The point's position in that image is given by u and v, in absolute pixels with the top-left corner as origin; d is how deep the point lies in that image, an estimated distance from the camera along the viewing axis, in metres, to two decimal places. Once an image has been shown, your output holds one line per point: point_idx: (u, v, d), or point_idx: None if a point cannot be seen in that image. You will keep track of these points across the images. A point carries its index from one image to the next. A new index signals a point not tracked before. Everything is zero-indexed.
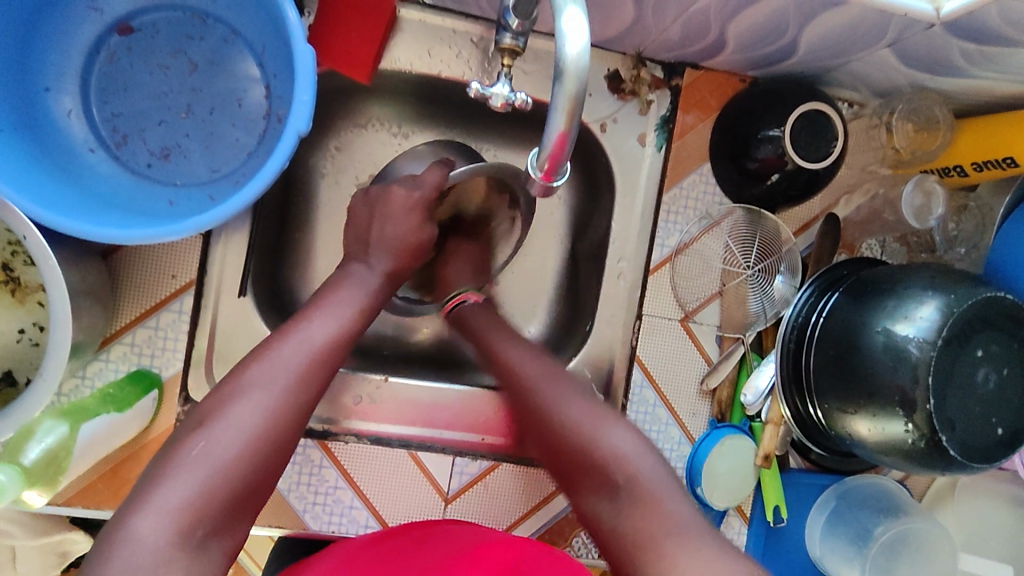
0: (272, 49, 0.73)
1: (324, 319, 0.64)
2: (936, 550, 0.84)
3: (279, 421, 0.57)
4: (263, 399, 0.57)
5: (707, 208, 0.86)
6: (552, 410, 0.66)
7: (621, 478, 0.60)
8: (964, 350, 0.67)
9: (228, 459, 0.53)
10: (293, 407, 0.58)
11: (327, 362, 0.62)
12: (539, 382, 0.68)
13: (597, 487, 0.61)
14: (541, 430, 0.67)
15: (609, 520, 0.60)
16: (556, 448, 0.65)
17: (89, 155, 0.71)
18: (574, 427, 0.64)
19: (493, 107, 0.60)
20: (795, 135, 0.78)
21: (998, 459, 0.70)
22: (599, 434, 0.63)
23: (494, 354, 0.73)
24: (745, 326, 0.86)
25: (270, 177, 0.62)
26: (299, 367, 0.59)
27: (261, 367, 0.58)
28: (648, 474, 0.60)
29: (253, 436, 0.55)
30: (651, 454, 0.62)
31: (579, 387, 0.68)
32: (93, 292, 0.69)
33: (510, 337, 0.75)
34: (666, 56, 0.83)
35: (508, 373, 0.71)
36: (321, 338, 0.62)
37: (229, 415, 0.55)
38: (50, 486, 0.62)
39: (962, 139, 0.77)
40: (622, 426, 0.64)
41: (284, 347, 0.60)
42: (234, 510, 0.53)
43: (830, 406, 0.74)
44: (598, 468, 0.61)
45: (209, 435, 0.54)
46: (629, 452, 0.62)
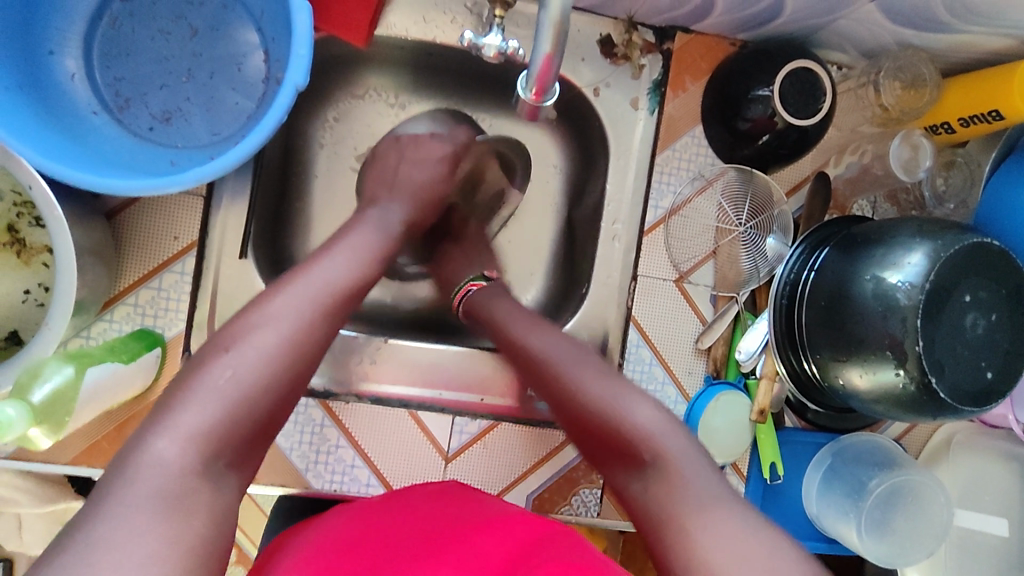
0: (271, 13, 0.75)
1: (338, 257, 0.63)
2: (932, 502, 0.84)
3: (299, 354, 0.56)
4: (283, 326, 0.56)
5: (699, 169, 0.87)
6: (572, 391, 0.67)
7: (647, 453, 0.62)
8: (951, 295, 0.68)
9: (247, 393, 0.53)
10: (311, 338, 0.57)
11: (347, 296, 0.62)
12: (556, 362, 0.69)
13: (625, 462, 0.63)
14: (565, 409, 0.67)
15: (640, 497, 0.61)
16: (579, 426, 0.67)
17: (93, 118, 0.73)
18: (596, 404, 0.65)
19: (486, 58, 0.62)
20: (784, 92, 0.79)
21: (990, 404, 0.71)
22: (621, 409, 0.64)
23: (510, 343, 0.73)
24: (738, 286, 0.87)
25: (269, 130, 0.64)
26: (318, 305, 0.59)
27: (276, 302, 0.57)
28: (674, 449, 0.61)
29: (274, 361, 0.54)
30: (676, 430, 0.64)
31: (599, 366, 0.68)
32: (96, 251, 0.71)
33: (529, 318, 0.75)
34: (657, 20, 0.84)
35: (528, 357, 0.72)
36: (339, 275, 0.62)
37: (251, 340, 0.55)
38: (56, 429, 0.61)
39: (949, 96, 0.79)
40: (646, 401, 0.65)
41: (302, 278, 0.60)
42: (252, 441, 0.53)
43: (823, 357, 0.76)
44: (625, 444, 0.63)
45: (234, 364, 0.53)
46: (654, 427, 0.63)
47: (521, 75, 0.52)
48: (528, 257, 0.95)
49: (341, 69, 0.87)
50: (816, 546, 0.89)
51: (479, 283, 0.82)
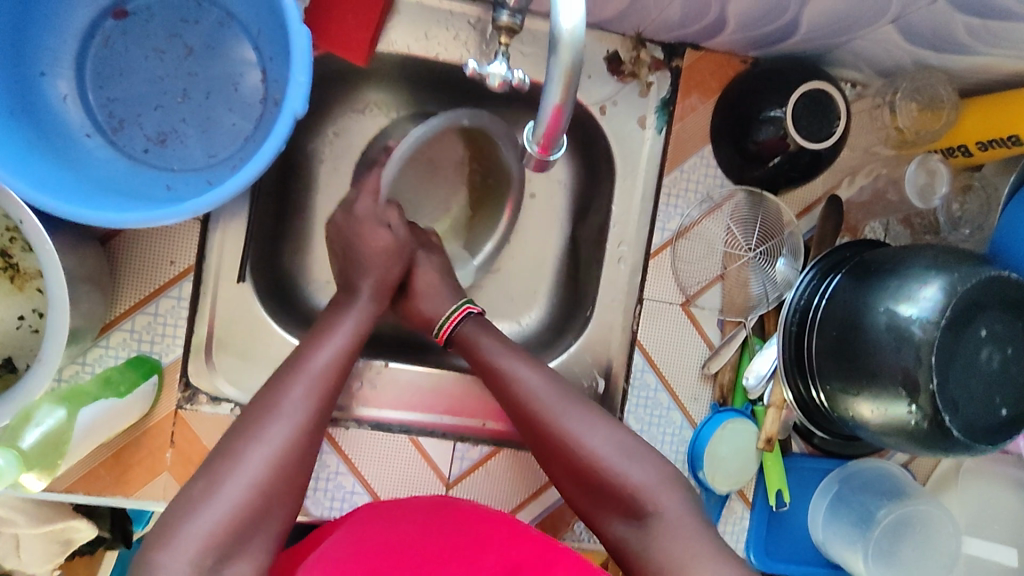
0: (268, 32, 0.72)
1: (327, 346, 0.69)
2: (940, 531, 0.83)
3: (290, 456, 0.61)
4: (275, 441, 0.60)
5: (708, 191, 0.85)
6: (568, 441, 0.67)
7: (647, 507, 0.64)
8: (967, 329, 0.66)
9: (239, 497, 0.57)
10: (297, 439, 0.62)
11: (331, 385, 0.66)
12: (550, 410, 0.69)
13: (620, 512, 0.66)
14: (557, 457, 0.69)
15: (633, 547, 0.64)
16: (573, 474, 0.68)
17: (86, 140, 0.71)
18: (594, 455, 0.66)
19: (490, 87, 0.59)
20: (796, 114, 0.77)
21: (1003, 440, 0.69)
22: (621, 466, 0.66)
23: (499, 382, 0.72)
24: (747, 311, 0.85)
25: (266, 159, 0.62)
26: (308, 398, 0.64)
27: (273, 400, 0.63)
28: (670, 504, 0.64)
29: (264, 473, 0.59)
30: (671, 484, 0.65)
31: (595, 415, 0.69)
32: (91, 278, 0.69)
33: (519, 352, 0.74)
34: (666, 37, 0.82)
35: (517, 400, 0.71)
36: (322, 368, 0.67)
37: (245, 455, 0.59)
38: (51, 469, 0.62)
39: (966, 119, 0.76)
40: (644, 458, 0.66)
41: (289, 386, 0.64)
42: (245, 530, 0.56)
43: (833, 388, 0.74)
44: (624, 499, 0.65)
45: (216, 481, 0.57)
46: (653, 484, 0.65)
47: (529, 129, 0.51)
48: (530, 276, 0.92)
49: (340, 85, 0.85)
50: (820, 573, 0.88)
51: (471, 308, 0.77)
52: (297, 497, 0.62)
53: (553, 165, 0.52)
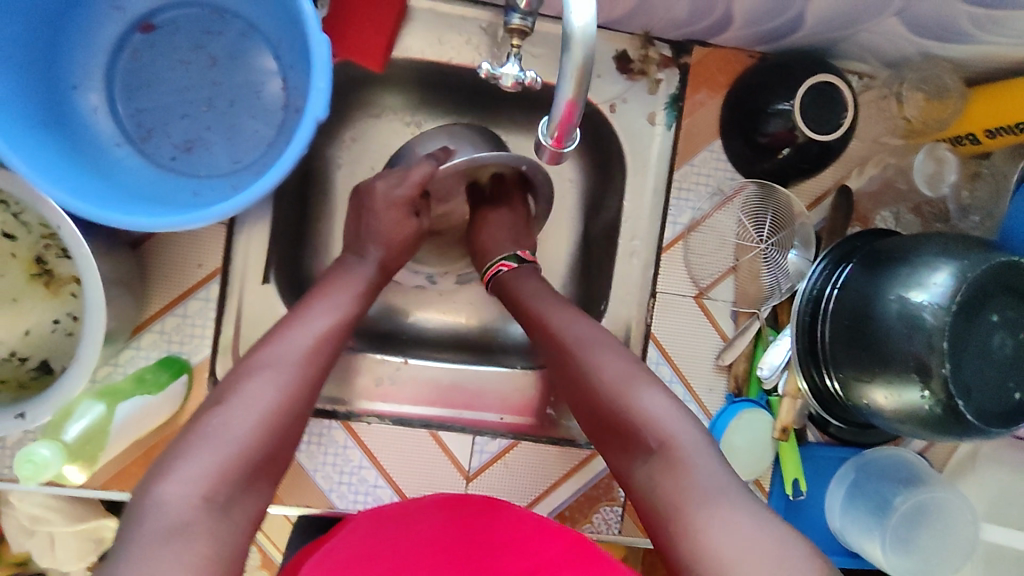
0: (288, 41, 0.75)
1: (323, 307, 0.68)
2: (959, 517, 0.83)
3: (291, 400, 0.61)
4: (275, 377, 0.61)
5: (718, 185, 0.87)
6: (587, 374, 0.66)
7: (655, 439, 0.61)
8: (979, 315, 0.67)
9: (244, 432, 0.57)
10: (297, 396, 0.61)
11: (327, 346, 0.66)
12: (574, 347, 0.68)
13: (636, 448, 0.62)
14: (579, 392, 0.67)
15: (647, 484, 0.60)
16: (596, 413, 0.66)
17: (116, 150, 0.74)
18: (607, 387, 0.64)
19: (504, 87, 0.61)
20: (804, 106, 0.77)
21: (1017, 425, 0.70)
22: (632, 396, 0.63)
23: (531, 322, 0.73)
24: (760, 302, 0.86)
25: (289, 163, 0.64)
26: (304, 348, 0.64)
27: (270, 349, 0.63)
28: (684, 434, 0.61)
29: (267, 409, 0.59)
30: (687, 420, 0.62)
31: (621, 352, 0.67)
32: (123, 282, 0.72)
33: (552, 296, 0.74)
34: (673, 35, 0.83)
35: (552, 340, 0.70)
36: (321, 327, 0.67)
37: (243, 393, 0.59)
38: (89, 462, 0.66)
39: (974, 107, 0.78)
40: (658, 390, 0.64)
41: (288, 335, 0.64)
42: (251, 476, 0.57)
43: (847, 375, 0.75)
44: (634, 429, 0.62)
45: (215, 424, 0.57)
46: (664, 415, 0.61)
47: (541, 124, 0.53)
48: (545, 272, 0.93)
49: (356, 90, 0.87)
50: (838, 560, 0.89)
51: (507, 262, 0.78)
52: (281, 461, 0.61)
53: (567, 157, 0.53)
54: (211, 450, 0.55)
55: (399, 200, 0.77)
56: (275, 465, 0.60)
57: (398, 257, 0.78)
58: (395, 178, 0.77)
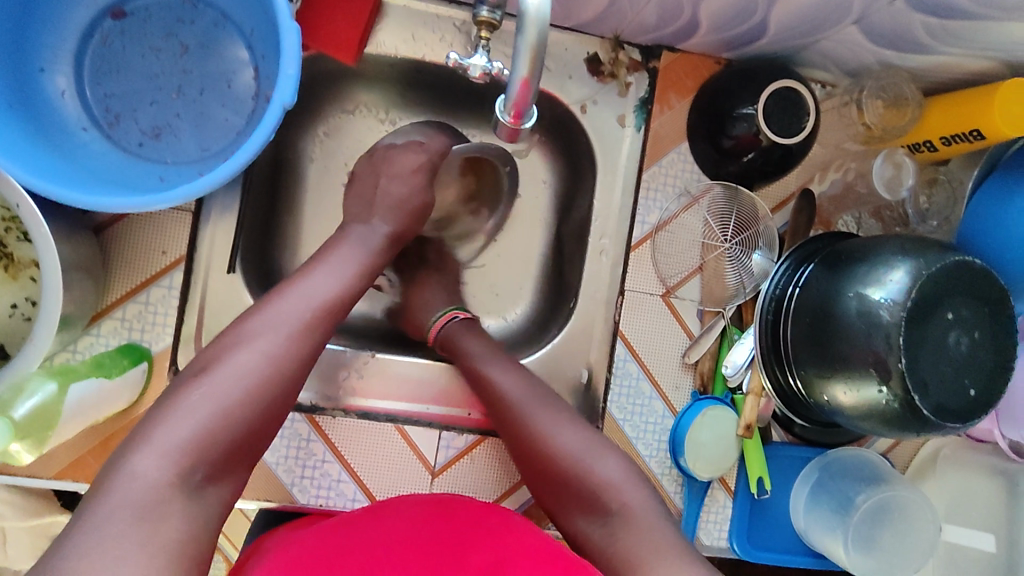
0: (260, 31, 0.75)
1: (328, 272, 0.68)
2: (921, 516, 0.84)
3: (274, 373, 0.59)
4: (258, 347, 0.59)
5: (685, 186, 0.88)
6: (541, 436, 0.70)
7: (611, 503, 0.64)
8: (934, 313, 0.69)
9: (219, 403, 0.55)
10: (263, 366, 0.58)
11: (331, 314, 0.65)
12: (524, 408, 0.72)
13: (584, 512, 0.66)
14: (529, 455, 0.70)
15: (598, 540, 0.63)
16: (546, 474, 0.69)
17: (82, 134, 0.73)
18: (564, 455, 0.68)
19: (472, 78, 0.63)
20: (767, 111, 0.80)
21: (973, 422, 0.71)
22: (591, 462, 0.67)
23: (477, 380, 0.77)
24: (725, 301, 0.88)
25: (256, 147, 0.64)
26: (300, 320, 0.62)
27: (258, 319, 0.61)
28: (634, 498, 0.65)
29: (251, 383, 0.57)
30: (641, 483, 0.66)
31: (570, 415, 0.72)
32: (84, 266, 0.71)
33: (494, 354, 0.78)
34: (643, 39, 0.86)
35: (496, 400, 0.75)
36: (325, 296, 0.66)
37: (225, 366, 0.58)
38: (39, 442, 0.64)
39: (931, 115, 0.80)
40: (613, 455, 0.68)
41: (276, 304, 0.63)
42: (231, 453, 0.55)
43: (808, 374, 0.76)
44: (585, 494, 0.66)
45: (204, 386, 0.56)
46: (619, 480, 0.66)
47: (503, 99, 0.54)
48: (515, 271, 0.94)
49: (330, 85, 0.88)
50: (803, 561, 0.89)
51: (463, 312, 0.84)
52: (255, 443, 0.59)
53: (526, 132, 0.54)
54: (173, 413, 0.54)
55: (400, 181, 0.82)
56: (258, 442, 0.59)
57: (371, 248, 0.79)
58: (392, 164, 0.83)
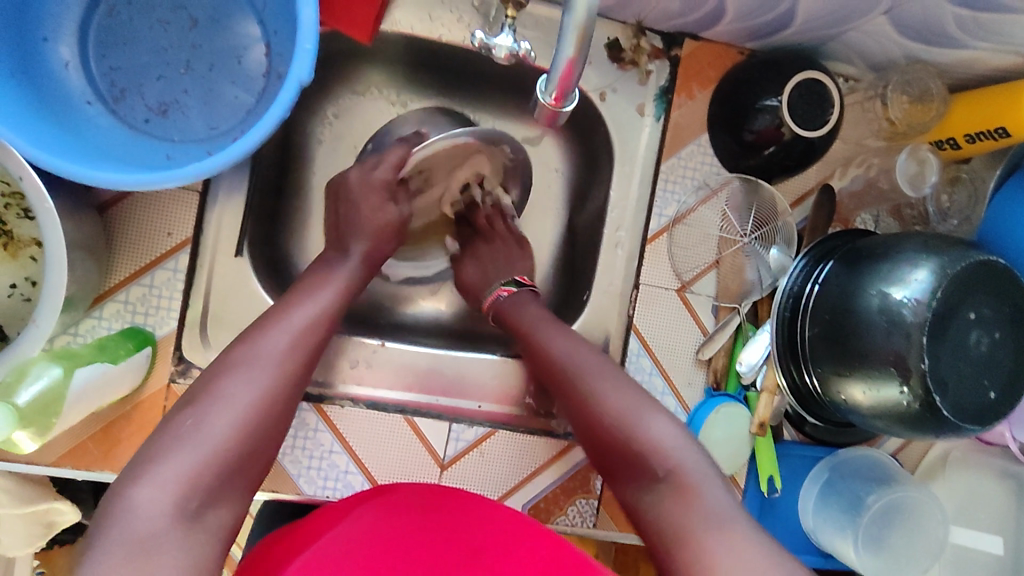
0: (273, 5, 0.73)
1: (308, 303, 0.66)
2: (930, 520, 0.84)
3: (266, 399, 0.58)
4: (251, 378, 0.58)
5: (704, 179, 0.87)
6: (590, 398, 0.66)
7: (660, 467, 0.61)
8: (957, 313, 0.68)
9: (219, 432, 0.54)
10: (257, 390, 0.58)
11: (314, 333, 0.64)
12: (573, 369, 0.69)
13: (636, 474, 0.63)
14: (579, 423, 0.67)
15: (648, 507, 0.61)
16: (594, 433, 0.66)
17: (87, 108, 0.70)
18: (612, 414, 0.65)
19: (497, 59, 0.60)
20: (793, 101, 0.78)
21: (991, 424, 0.70)
22: (641, 424, 0.64)
23: (532, 348, 0.73)
24: (741, 297, 0.86)
25: (270, 126, 0.62)
26: (283, 345, 0.61)
27: (248, 348, 0.60)
28: (684, 458, 0.61)
29: (244, 410, 0.56)
30: (693, 447, 0.63)
31: (620, 377, 0.68)
32: (87, 246, 0.69)
33: (549, 321, 0.75)
34: (665, 26, 0.83)
35: (548, 362, 0.72)
36: (305, 319, 0.64)
37: (217, 394, 0.56)
38: (43, 429, 0.61)
39: (956, 111, 0.78)
40: (664, 415, 0.65)
41: (268, 329, 0.62)
42: (226, 478, 0.54)
43: (825, 371, 0.75)
44: (635, 454, 0.63)
45: (196, 413, 0.55)
46: (669, 441, 0.62)
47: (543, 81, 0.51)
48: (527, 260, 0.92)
49: (342, 66, 0.85)
50: (811, 560, 0.89)
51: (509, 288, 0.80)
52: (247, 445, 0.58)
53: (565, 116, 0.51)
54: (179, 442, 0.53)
55: (376, 184, 0.77)
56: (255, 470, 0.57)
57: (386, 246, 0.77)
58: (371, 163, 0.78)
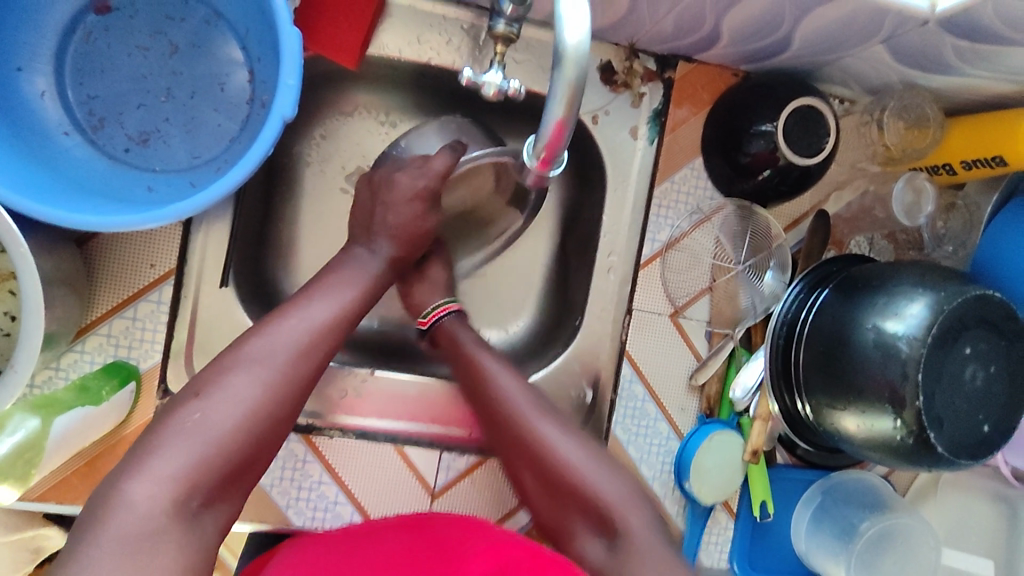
0: (257, 32, 0.71)
1: (326, 298, 0.66)
2: (920, 543, 0.84)
3: (274, 398, 0.58)
4: (261, 373, 0.58)
5: (697, 203, 0.86)
6: (544, 448, 0.70)
7: (618, 525, 0.66)
8: (952, 347, 0.67)
9: (222, 427, 0.54)
10: (285, 381, 0.59)
11: (330, 335, 0.64)
12: (527, 418, 0.71)
13: (591, 527, 0.68)
14: (532, 468, 0.71)
15: (603, 563, 0.66)
16: (544, 486, 0.71)
17: (64, 139, 0.68)
18: (567, 467, 0.69)
19: (486, 95, 0.59)
20: (787, 130, 0.77)
21: (984, 457, 0.70)
22: (591, 480, 0.68)
23: (473, 380, 0.75)
24: (735, 323, 0.85)
25: (253, 163, 0.60)
26: (298, 344, 0.61)
27: (261, 342, 0.60)
28: (639, 521, 0.67)
29: (250, 408, 0.56)
30: (641, 500, 0.69)
31: (571, 428, 0.72)
32: (67, 281, 0.67)
33: (492, 353, 0.77)
34: (659, 48, 0.82)
35: (496, 405, 0.73)
36: (322, 319, 0.64)
37: (225, 386, 0.56)
38: (22, 481, 0.59)
39: (952, 138, 0.78)
40: (617, 474, 0.70)
41: (283, 326, 0.62)
42: (227, 479, 0.54)
43: (819, 402, 0.74)
44: (593, 512, 0.68)
45: (204, 407, 0.55)
46: (622, 501, 0.68)
47: (529, 141, 0.52)
48: (520, 285, 0.91)
49: (327, 88, 0.83)
50: None
51: (455, 305, 0.79)
52: (275, 439, 0.58)
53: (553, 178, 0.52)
54: (188, 433, 0.53)
55: (419, 192, 0.77)
56: (257, 470, 0.58)
57: (407, 256, 0.76)
58: (417, 170, 0.77)
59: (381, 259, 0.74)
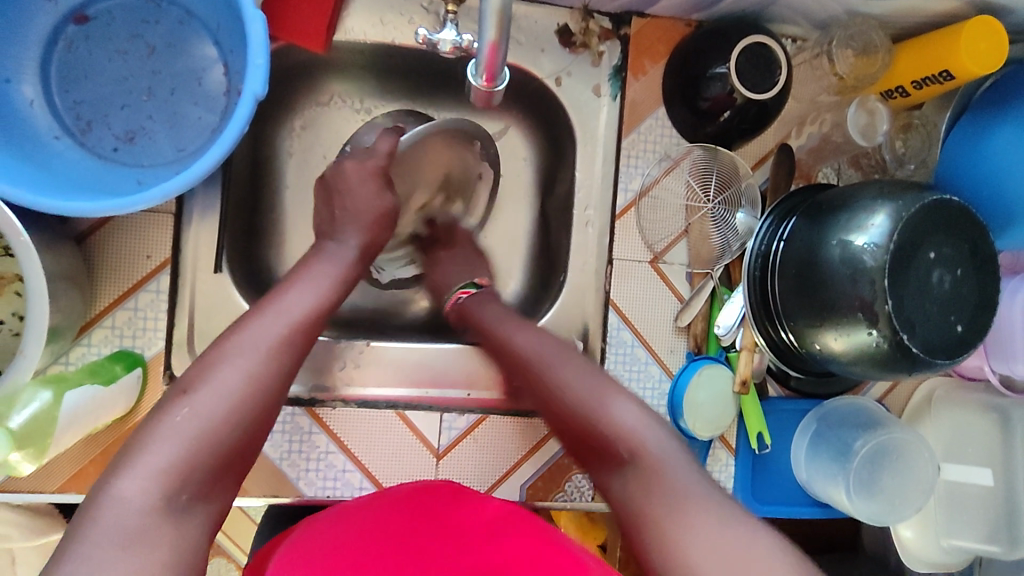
0: (226, 26, 0.75)
1: (304, 285, 0.69)
2: (916, 457, 0.86)
3: (258, 386, 0.60)
4: (243, 364, 0.60)
5: (665, 150, 0.89)
6: (556, 388, 0.69)
7: (625, 451, 0.63)
8: (915, 253, 0.70)
9: (215, 415, 0.57)
10: (269, 375, 0.61)
11: (308, 322, 0.66)
12: (545, 360, 0.71)
13: (611, 461, 0.64)
14: (555, 409, 0.70)
15: (624, 496, 0.62)
16: (564, 424, 0.69)
17: (55, 143, 0.72)
18: (574, 398, 0.67)
19: (443, 53, 0.64)
20: (740, 69, 0.80)
21: (962, 357, 0.72)
22: (602, 410, 0.66)
23: (496, 344, 0.77)
24: (712, 261, 0.88)
25: (230, 141, 0.64)
26: (280, 335, 0.63)
27: (239, 336, 0.62)
28: (652, 438, 0.63)
29: (237, 399, 0.58)
30: (655, 423, 0.65)
31: (586, 367, 0.70)
32: (69, 276, 0.71)
33: (514, 318, 0.78)
34: (612, 6, 0.85)
35: (517, 357, 0.74)
36: (303, 303, 0.67)
37: (228, 365, 0.59)
38: (39, 453, 0.62)
39: (899, 62, 0.81)
40: (627, 400, 0.66)
41: (263, 318, 0.63)
42: (217, 471, 0.56)
43: (799, 325, 0.76)
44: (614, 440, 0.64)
45: (192, 402, 0.57)
46: (634, 425, 0.64)
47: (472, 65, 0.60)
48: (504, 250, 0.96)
49: (301, 76, 0.87)
50: (808, 512, 0.91)
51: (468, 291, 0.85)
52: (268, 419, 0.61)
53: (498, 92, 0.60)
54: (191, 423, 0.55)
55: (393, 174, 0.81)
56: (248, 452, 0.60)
57: (375, 238, 0.80)
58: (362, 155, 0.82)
59: (351, 248, 0.76)
